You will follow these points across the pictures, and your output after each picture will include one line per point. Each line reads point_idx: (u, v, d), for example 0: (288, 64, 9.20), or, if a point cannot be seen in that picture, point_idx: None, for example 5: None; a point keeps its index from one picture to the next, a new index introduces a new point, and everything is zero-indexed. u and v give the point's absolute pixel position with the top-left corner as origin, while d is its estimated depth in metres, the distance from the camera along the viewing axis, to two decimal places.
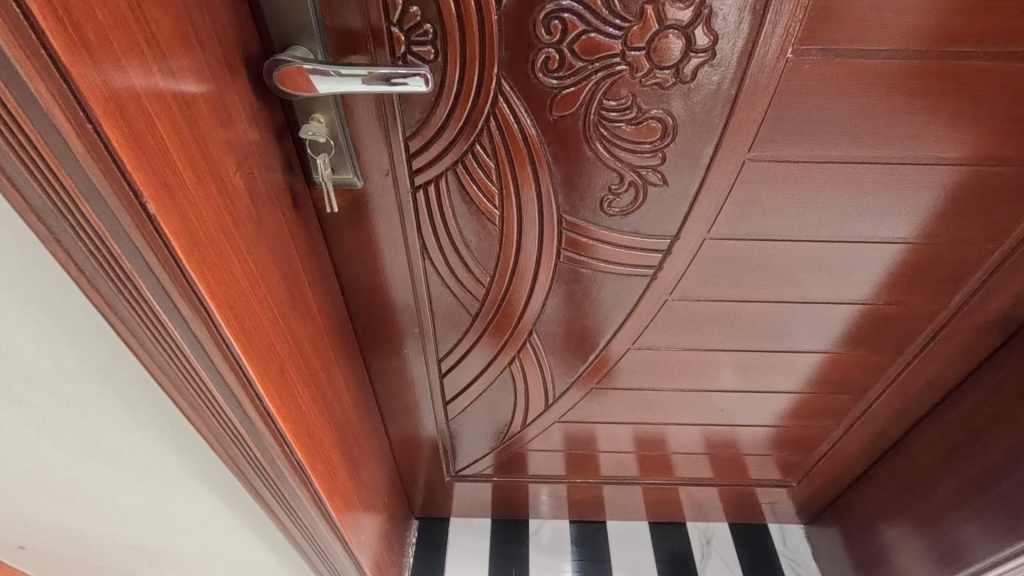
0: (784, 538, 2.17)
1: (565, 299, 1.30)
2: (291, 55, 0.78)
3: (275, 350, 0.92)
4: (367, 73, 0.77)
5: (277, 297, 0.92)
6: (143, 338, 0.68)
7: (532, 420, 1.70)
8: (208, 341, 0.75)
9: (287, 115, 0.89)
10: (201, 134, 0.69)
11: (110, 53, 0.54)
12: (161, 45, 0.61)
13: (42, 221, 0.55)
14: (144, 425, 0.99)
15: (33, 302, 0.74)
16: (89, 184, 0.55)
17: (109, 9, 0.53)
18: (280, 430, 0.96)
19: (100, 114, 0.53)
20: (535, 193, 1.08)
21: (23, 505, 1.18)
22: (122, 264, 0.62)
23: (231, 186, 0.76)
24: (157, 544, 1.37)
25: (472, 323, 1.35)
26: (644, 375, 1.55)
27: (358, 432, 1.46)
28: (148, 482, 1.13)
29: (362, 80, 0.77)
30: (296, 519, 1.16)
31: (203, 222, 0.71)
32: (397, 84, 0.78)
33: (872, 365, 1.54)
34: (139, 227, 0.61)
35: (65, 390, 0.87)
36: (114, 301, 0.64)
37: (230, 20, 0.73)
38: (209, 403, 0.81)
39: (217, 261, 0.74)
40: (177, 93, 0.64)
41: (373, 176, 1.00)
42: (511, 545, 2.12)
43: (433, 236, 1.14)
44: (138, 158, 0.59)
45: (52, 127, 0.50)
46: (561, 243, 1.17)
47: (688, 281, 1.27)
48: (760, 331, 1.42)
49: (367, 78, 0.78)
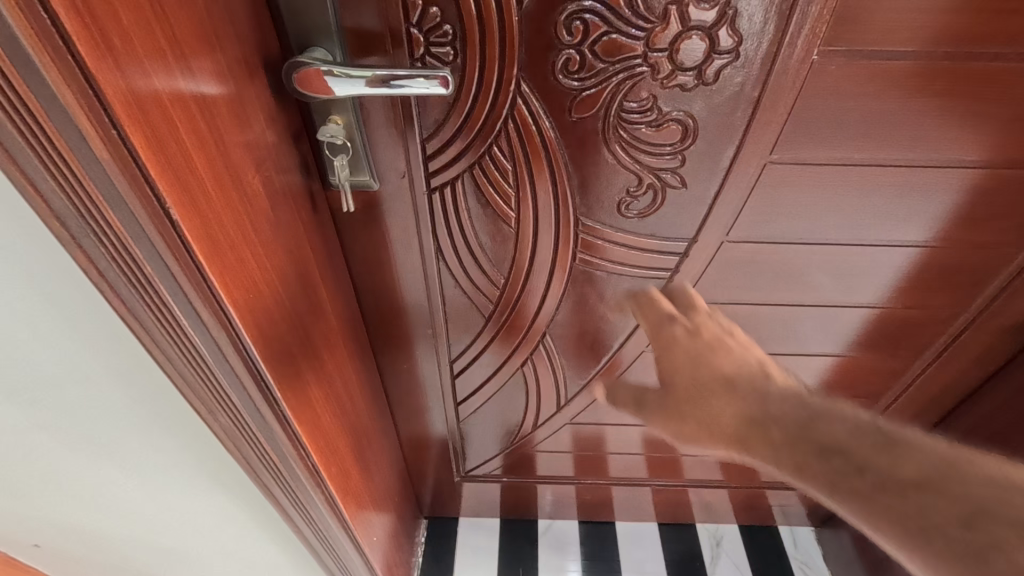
0: (795, 540, 2.16)
1: (580, 299, 1.29)
2: (310, 57, 0.78)
3: (291, 353, 0.92)
4: (370, 75, 0.76)
5: (294, 300, 0.92)
6: (161, 339, 0.69)
7: (543, 421, 1.70)
8: (227, 345, 0.75)
9: (304, 116, 0.88)
10: (222, 137, 0.69)
11: (134, 57, 0.54)
12: (183, 48, 0.60)
13: (65, 226, 0.55)
14: (159, 429, 1.00)
15: (53, 306, 0.74)
16: (113, 188, 0.55)
17: (133, 13, 0.53)
18: (296, 433, 0.96)
19: (125, 120, 0.53)
20: (553, 194, 1.07)
21: (41, 504, 1.19)
22: (143, 268, 0.62)
23: (250, 191, 0.76)
24: (171, 543, 1.38)
25: (485, 324, 1.34)
26: (657, 377, 1.54)
27: (370, 432, 1.46)
28: (163, 483, 1.14)
29: (366, 82, 0.77)
30: (307, 519, 1.16)
31: (224, 227, 0.71)
32: (400, 86, 0.77)
33: (889, 369, 1.52)
34: (162, 232, 0.61)
35: (84, 391, 0.88)
36: (133, 303, 0.64)
37: (250, 21, 0.72)
38: (225, 405, 0.82)
39: (237, 266, 0.74)
40: (198, 96, 0.64)
41: (389, 177, 1.00)
42: (520, 546, 2.11)
43: (448, 238, 1.14)
44: (161, 164, 0.59)
45: (78, 134, 0.50)
46: (577, 245, 1.16)
47: (704, 284, 1.26)
48: (775, 334, 1.40)
49: (374, 79, 0.77)
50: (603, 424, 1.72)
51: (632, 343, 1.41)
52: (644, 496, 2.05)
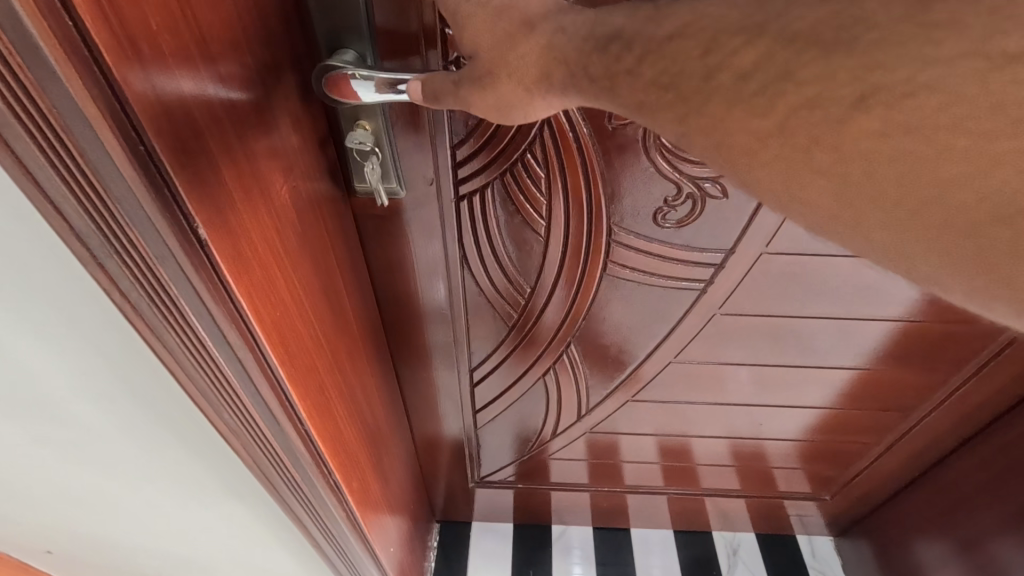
0: (812, 550, 2.12)
1: (606, 310, 1.25)
2: (340, 60, 0.72)
3: (316, 370, 0.88)
4: (377, 79, 0.70)
5: (319, 314, 0.88)
6: (184, 360, 0.65)
7: (562, 429, 1.66)
8: (252, 366, 0.71)
9: (330, 122, 0.83)
10: (249, 146, 0.65)
11: (164, 63, 0.49)
12: (212, 51, 0.56)
13: (86, 245, 0.52)
14: (174, 444, 0.96)
15: (68, 323, 0.70)
16: (138, 208, 0.50)
17: (163, 16, 0.48)
18: (319, 450, 0.92)
19: (153, 134, 0.49)
20: (587, 202, 1.02)
21: (54, 511, 1.16)
22: (168, 290, 0.58)
23: (277, 204, 0.72)
24: (184, 550, 1.35)
25: (506, 333, 1.31)
26: (681, 388, 1.49)
27: (388, 440, 1.43)
28: (177, 494, 1.11)
29: (373, 87, 0.70)
30: (327, 533, 1.13)
31: (253, 245, 0.67)
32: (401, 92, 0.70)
33: (922, 383, 1.47)
34: (188, 253, 0.56)
35: (99, 405, 0.84)
36: (156, 324, 0.60)
37: (279, 20, 0.68)
38: (248, 426, 0.78)
39: (264, 284, 0.70)
40: (226, 103, 0.59)
41: (417, 185, 0.95)
42: (533, 552, 2.08)
43: (475, 246, 1.10)
44: (188, 178, 0.54)
45: (103, 150, 0.46)
46: (608, 255, 1.11)
47: (739, 295, 1.21)
48: (807, 347, 1.36)
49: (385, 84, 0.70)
50: (621, 435, 1.69)
51: (659, 354, 1.36)
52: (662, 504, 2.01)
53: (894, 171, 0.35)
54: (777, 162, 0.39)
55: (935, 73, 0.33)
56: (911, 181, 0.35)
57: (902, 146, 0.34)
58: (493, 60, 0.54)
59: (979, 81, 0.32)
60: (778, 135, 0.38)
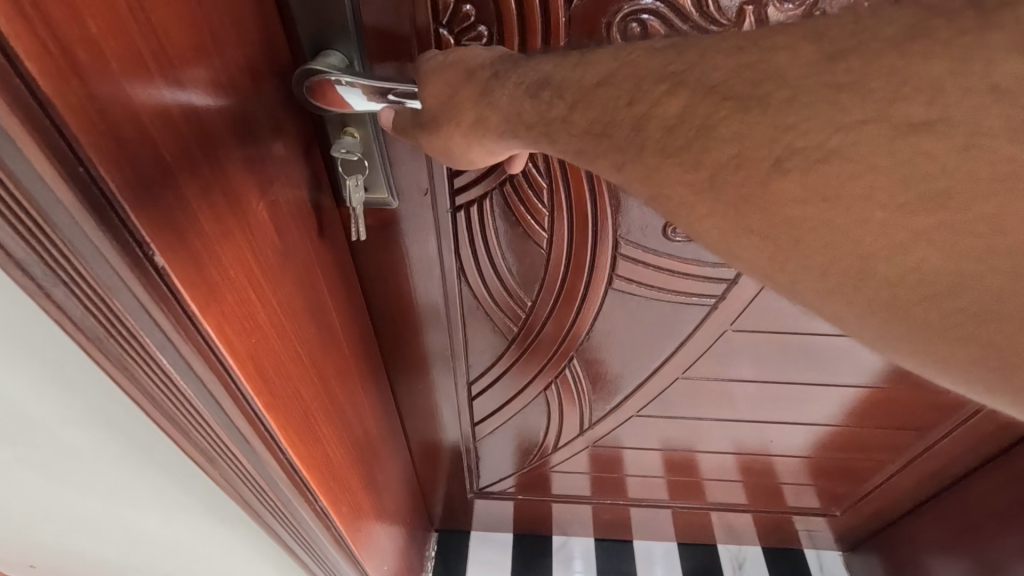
0: (821, 564, 2.05)
1: (609, 326, 1.17)
2: (325, 64, 0.62)
3: (299, 395, 0.80)
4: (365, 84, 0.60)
5: (302, 333, 0.80)
6: (150, 394, 0.58)
7: (567, 443, 1.59)
8: (226, 398, 0.64)
9: (316, 127, 0.75)
10: (223, 162, 0.57)
11: (110, 74, 0.41)
12: (171, 56, 0.47)
13: (31, 277, 0.44)
14: (147, 471, 0.89)
15: (19, 348, 0.62)
16: (77, 233, 0.42)
17: (104, 15, 0.40)
18: (302, 478, 0.85)
19: (96, 156, 0.41)
20: (592, 211, 0.93)
21: (30, 529, 1.10)
22: (129, 325, 0.50)
23: (252, 216, 0.63)
24: (169, 567, 1.30)
25: (501, 347, 1.23)
26: (691, 405, 1.42)
27: (385, 455, 1.36)
28: (157, 516, 1.05)
29: (361, 92, 0.61)
30: (314, 553, 1.07)
31: (222, 265, 0.58)
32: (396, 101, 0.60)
33: (949, 403, 1.37)
34: (140, 281, 0.49)
35: (64, 434, 0.77)
36: (115, 359, 0.53)
37: (256, 16, 0.58)
38: (225, 455, 0.71)
39: (235, 307, 0.62)
40: (194, 115, 0.51)
41: (409, 196, 0.87)
42: (533, 563, 2.02)
43: (473, 258, 1.02)
44: (144, 203, 0.47)
45: (37, 174, 0.38)
46: (614, 269, 1.03)
47: (755, 310, 1.12)
48: (828, 366, 1.27)
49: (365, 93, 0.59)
50: (623, 449, 1.62)
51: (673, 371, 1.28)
52: (680, 519, 1.94)
53: (822, 220, 0.26)
54: (695, 211, 0.30)
55: (850, 102, 0.26)
56: (846, 233, 0.25)
57: (829, 189, 0.25)
58: (442, 111, 0.44)
59: (914, 130, 0.24)
60: (695, 177, 0.29)
